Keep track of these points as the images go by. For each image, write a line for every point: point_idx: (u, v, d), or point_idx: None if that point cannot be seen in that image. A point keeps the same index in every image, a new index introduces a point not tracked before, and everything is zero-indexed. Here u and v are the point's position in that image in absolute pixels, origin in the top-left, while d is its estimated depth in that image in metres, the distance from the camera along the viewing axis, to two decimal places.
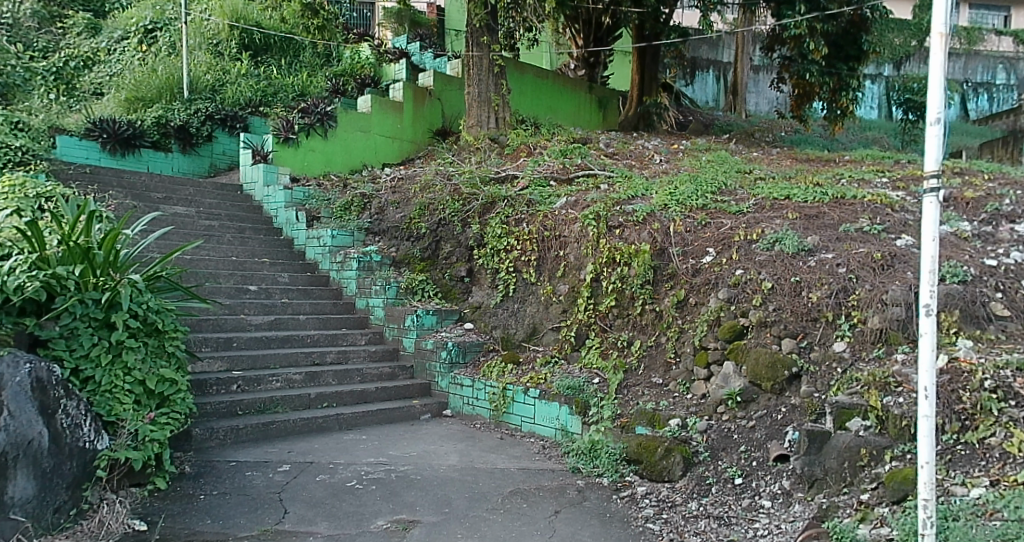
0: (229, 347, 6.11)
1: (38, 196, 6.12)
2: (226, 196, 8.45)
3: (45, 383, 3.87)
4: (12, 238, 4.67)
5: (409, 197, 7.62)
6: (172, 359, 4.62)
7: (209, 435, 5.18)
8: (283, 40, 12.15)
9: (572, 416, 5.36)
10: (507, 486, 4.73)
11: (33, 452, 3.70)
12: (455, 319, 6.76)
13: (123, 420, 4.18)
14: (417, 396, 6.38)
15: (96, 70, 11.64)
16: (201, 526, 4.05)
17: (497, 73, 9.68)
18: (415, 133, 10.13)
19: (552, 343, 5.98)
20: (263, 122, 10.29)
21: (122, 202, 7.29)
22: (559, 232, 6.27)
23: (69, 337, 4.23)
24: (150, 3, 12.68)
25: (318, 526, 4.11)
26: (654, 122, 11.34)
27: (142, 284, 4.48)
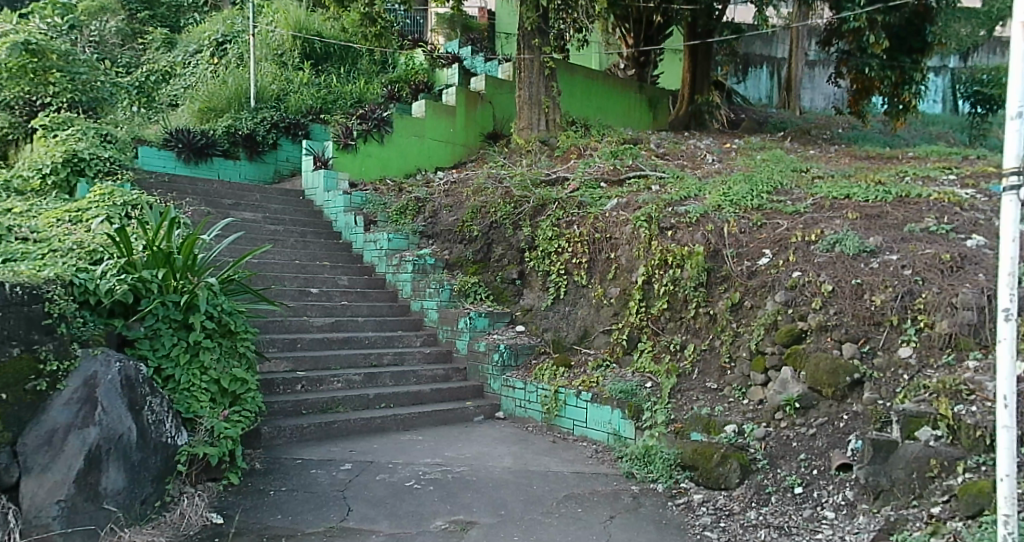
0: (294, 348, 6.20)
1: (126, 204, 6.33)
2: (291, 201, 8.59)
3: (134, 381, 4.04)
4: (100, 245, 4.90)
5: (462, 200, 7.63)
6: (243, 359, 4.71)
7: (276, 433, 5.27)
8: (342, 48, 12.33)
9: (624, 420, 5.30)
10: (562, 490, 4.69)
11: (123, 446, 3.86)
12: (506, 322, 6.75)
13: (201, 417, 4.31)
14: (470, 397, 6.39)
15: (172, 83, 11.98)
16: (273, 520, 4.15)
17: (548, 75, 9.60)
18: (467, 137, 10.19)
19: (604, 346, 5.92)
20: (324, 130, 10.48)
21: (197, 208, 7.47)
22: (610, 234, 6.17)
23: (153, 337, 4.39)
24: (223, 18, 13.06)
25: (379, 524, 4.16)
26: (704, 121, 11.21)
27: (217, 287, 4.61)
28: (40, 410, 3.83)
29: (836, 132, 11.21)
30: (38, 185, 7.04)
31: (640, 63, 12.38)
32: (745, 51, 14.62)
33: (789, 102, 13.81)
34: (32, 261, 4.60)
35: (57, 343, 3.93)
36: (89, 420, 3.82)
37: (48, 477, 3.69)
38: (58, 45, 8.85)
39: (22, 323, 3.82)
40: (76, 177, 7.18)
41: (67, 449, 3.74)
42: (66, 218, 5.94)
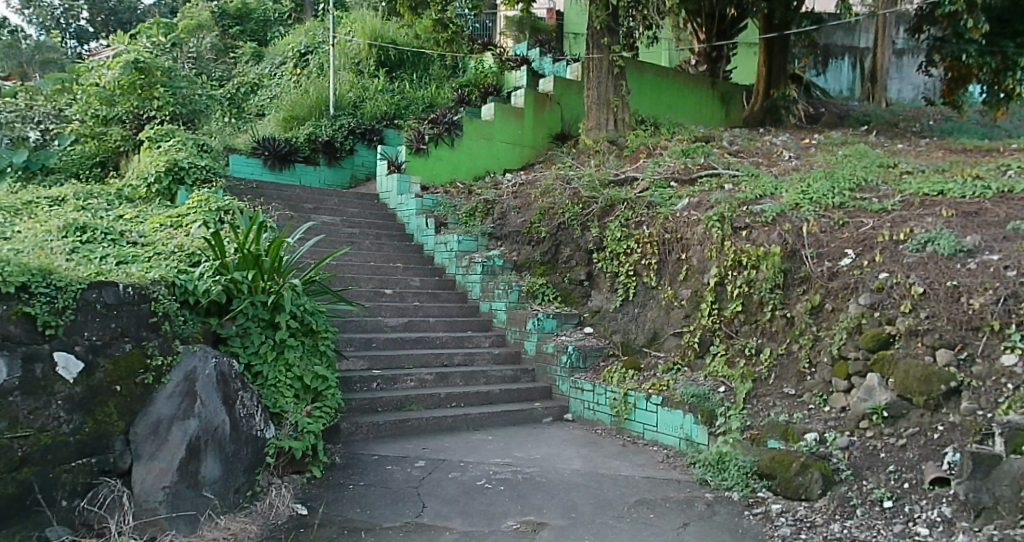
0: (369, 347, 6.30)
1: (220, 210, 6.51)
2: (367, 205, 8.71)
3: (228, 376, 4.24)
4: (198, 249, 5.13)
5: (530, 202, 7.59)
6: (324, 357, 4.94)
7: (354, 429, 5.37)
8: (415, 54, 12.47)
9: (697, 426, 5.17)
10: (632, 495, 4.60)
11: (218, 437, 4.07)
12: (574, 324, 6.65)
13: (286, 412, 4.53)
14: (539, 399, 6.33)
15: (260, 94, 12.33)
16: (352, 513, 4.28)
17: (616, 74, 9.44)
18: (535, 139, 10.22)
19: (675, 349, 5.77)
20: (398, 135, 10.47)
21: (282, 212, 7.66)
22: (681, 234, 6.01)
23: (244, 335, 4.59)
24: (306, 29, 13.44)
25: (452, 521, 4.23)
26: (781, 116, 10.79)
27: (300, 288, 4.85)
28: (147, 402, 4.03)
29: (928, 124, 10.66)
30: (144, 193, 7.33)
31: (712, 59, 12.01)
32: (824, 40, 14.13)
33: (874, 94, 13.16)
34: (138, 264, 4.85)
35: (162, 340, 4.12)
36: (189, 412, 4.03)
37: (155, 465, 3.92)
38: (162, 61, 9.12)
39: (133, 320, 4.05)
40: (177, 185, 7.44)
41: (171, 439, 3.96)
42: (168, 223, 6.19)
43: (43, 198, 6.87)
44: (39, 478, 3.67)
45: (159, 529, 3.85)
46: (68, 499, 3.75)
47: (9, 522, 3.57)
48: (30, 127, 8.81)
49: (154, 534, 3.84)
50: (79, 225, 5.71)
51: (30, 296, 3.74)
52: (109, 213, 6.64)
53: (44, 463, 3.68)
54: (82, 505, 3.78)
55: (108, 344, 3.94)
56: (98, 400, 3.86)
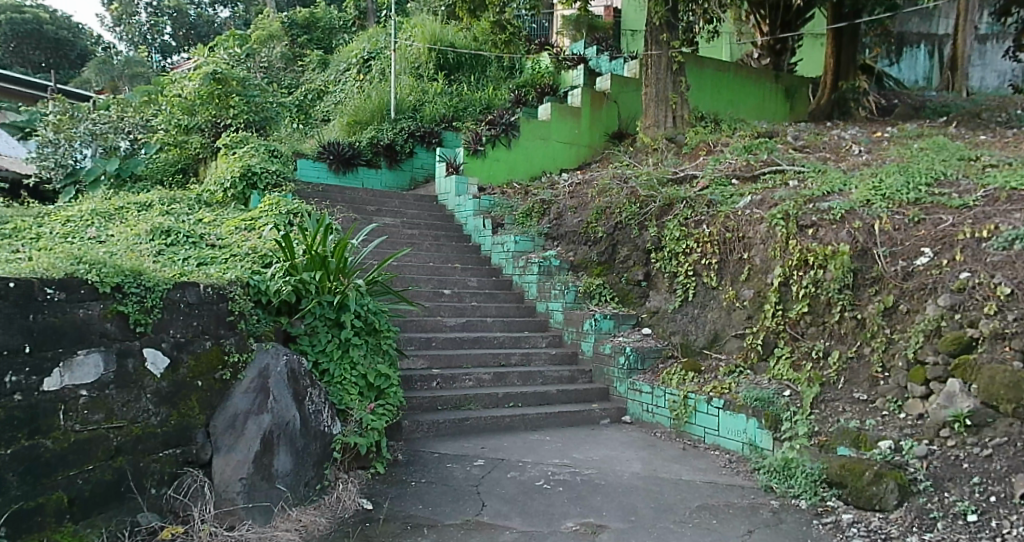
0: (429, 346, 6.32)
1: (290, 213, 6.58)
2: (425, 207, 8.73)
3: (298, 373, 4.32)
4: (270, 250, 5.22)
5: (587, 201, 7.49)
6: (386, 356, 4.97)
7: (415, 426, 5.41)
8: (473, 57, 12.45)
9: (761, 431, 5.01)
10: (694, 500, 4.49)
11: (291, 432, 4.14)
12: (633, 324, 6.53)
13: (351, 408, 4.59)
14: (596, 400, 6.23)
15: (325, 100, 12.51)
16: (415, 509, 4.31)
17: (677, 70, 9.26)
18: (592, 138, 10.12)
19: (736, 351, 5.61)
20: (456, 138, 10.49)
21: (345, 215, 7.76)
22: (743, 233, 5.83)
23: (312, 334, 4.67)
24: (369, 36, 13.61)
25: (512, 521, 4.21)
26: (849, 109, 10.42)
27: (364, 287, 4.86)
28: (226, 397, 4.17)
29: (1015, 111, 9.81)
30: (221, 197, 7.56)
31: (776, 51, 11.75)
32: (898, 29, 13.51)
33: (954, 82, 12.30)
34: (216, 265, 5.02)
35: (238, 338, 4.26)
36: (264, 407, 4.10)
37: (232, 457, 4.01)
38: (238, 71, 9.34)
39: (212, 318, 4.16)
40: (250, 190, 7.57)
41: (246, 433, 4.04)
42: (242, 226, 6.32)
43: (133, 204, 7.29)
44: (130, 466, 3.79)
45: (237, 518, 3.92)
46: (155, 487, 3.87)
47: (106, 508, 3.70)
48: (120, 137, 9.30)
49: (232, 523, 3.91)
50: (164, 229, 6.01)
51: (124, 296, 3.83)
52: (190, 216, 6.88)
53: (135, 452, 3.81)
54: (168, 494, 3.91)
55: (191, 340, 4.06)
56: (181, 394, 4.00)
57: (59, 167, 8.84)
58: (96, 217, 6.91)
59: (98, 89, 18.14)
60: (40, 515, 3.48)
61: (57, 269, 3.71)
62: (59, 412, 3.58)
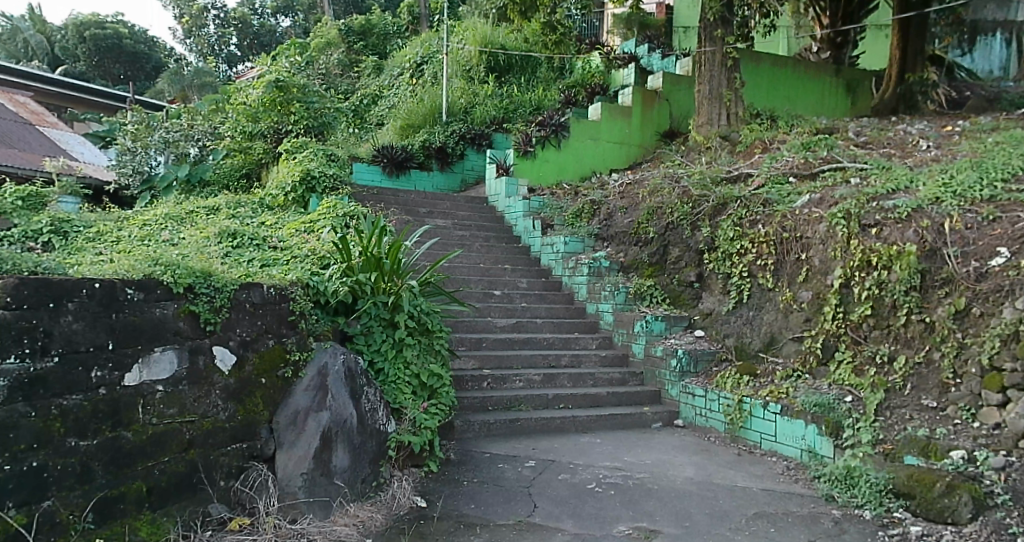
0: (480, 347, 6.29)
1: (346, 216, 6.59)
2: (476, 209, 8.71)
3: (354, 372, 4.34)
4: (327, 252, 5.24)
5: (638, 201, 7.34)
6: (439, 356, 4.96)
7: (467, 426, 5.38)
8: (523, 58, 12.39)
9: (821, 437, 4.84)
10: (751, 507, 4.35)
11: (348, 429, 4.15)
12: (684, 327, 6.38)
13: (405, 407, 4.59)
14: (647, 403, 6.10)
15: (380, 104, 12.61)
16: (467, 509, 4.28)
17: (731, 67, 9.02)
18: (643, 137, 9.94)
19: (794, 355, 5.43)
20: (506, 139, 10.50)
21: (399, 216, 7.80)
22: (801, 233, 5.63)
23: (368, 334, 4.68)
24: (422, 40, 13.69)
25: (564, 523, 4.14)
26: (917, 102, 9.96)
27: (417, 288, 4.86)
28: (287, 394, 4.20)
29: None
30: (282, 201, 7.63)
31: (836, 45, 11.34)
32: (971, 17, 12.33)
33: None
34: (280, 266, 5.11)
35: (299, 337, 4.30)
36: (323, 404, 4.13)
37: (294, 453, 4.03)
38: (299, 79, 9.49)
39: (275, 318, 4.22)
40: (309, 194, 7.64)
41: (307, 429, 4.06)
42: (302, 229, 6.39)
43: (203, 208, 7.48)
44: (202, 459, 3.81)
45: (299, 512, 3.94)
46: (225, 480, 3.89)
47: (180, 497, 3.72)
48: (190, 143, 9.51)
49: (295, 517, 3.92)
50: (230, 231, 6.13)
51: (195, 296, 3.87)
52: (255, 219, 7.02)
53: (206, 445, 3.84)
54: (236, 486, 3.93)
55: (256, 339, 4.10)
56: (247, 391, 4.03)
57: (137, 174, 9.34)
58: (170, 220, 7.11)
59: (170, 98, 18.77)
60: (122, 503, 3.51)
61: (136, 270, 3.80)
62: (139, 406, 3.61)
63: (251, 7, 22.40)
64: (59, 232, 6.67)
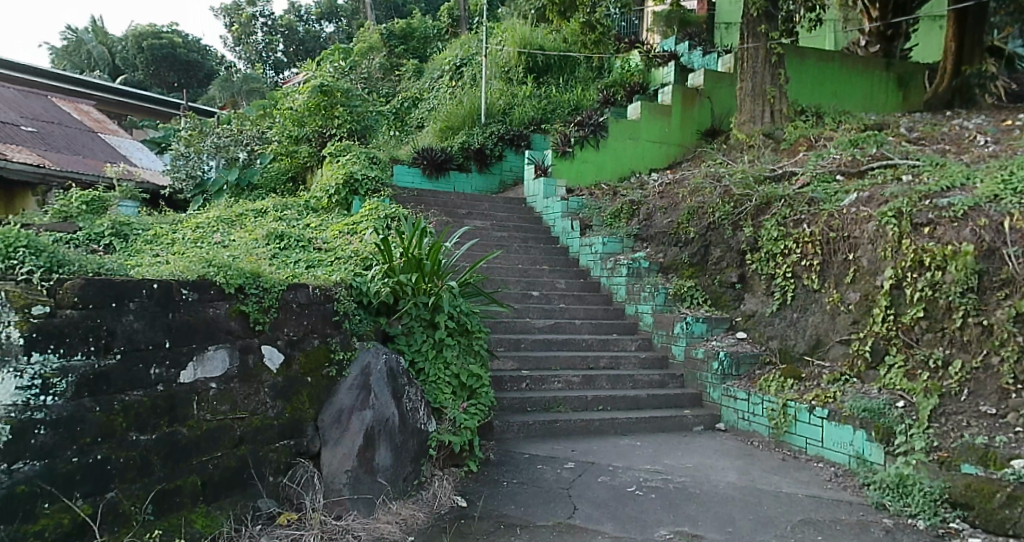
0: (518, 347, 6.24)
1: (387, 218, 6.58)
2: (515, 209, 8.66)
3: (396, 372, 4.30)
4: (370, 253, 5.22)
5: (677, 201, 7.17)
6: (478, 356, 4.91)
7: (506, 427, 5.32)
8: (561, 58, 12.30)
9: (870, 443, 4.70)
10: (796, 514, 4.24)
11: (390, 428, 4.11)
12: (726, 328, 6.24)
13: (445, 407, 4.55)
14: (688, 405, 5.99)
15: (420, 107, 12.64)
16: (507, 509, 4.22)
17: (775, 63, 8.82)
18: (683, 136, 9.78)
19: (841, 358, 5.28)
20: (544, 139, 10.41)
21: (438, 218, 7.80)
22: (848, 232, 5.43)
23: (409, 334, 4.65)
24: (462, 42, 13.68)
25: (604, 525, 4.07)
26: (975, 96, 9.60)
27: (457, 289, 4.82)
28: (331, 393, 4.19)
29: None
30: (326, 203, 7.68)
31: (887, 37, 11.12)
32: None
33: None
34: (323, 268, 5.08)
35: (343, 336, 4.29)
36: (366, 403, 4.11)
37: (339, 450, 4.03)
38: (341, 84, 9.52)
39: (320, 318, 4.22)
40: (352, 196, 7.68)
41: (350, 427, 4.06)
42: (345, 230, 6.41)
43: (250, 210, 7.55)
44: (252, 455, 3.83)
45: (344, 508, 3.95)
46: (274, 475, 3.90)
47: (233, 492, 3.75)
48: (240, 148, 9.64)
49: (340, 513, 3.94)
50: (278, 233, 6.19)
51: (245, 296, 3.89)
52: (299, 221, 7.07)
53: (256, 441, 3.85)
54: (284, 482, 3.93)
55: (302, 339, 4.11)
56: (294, 389, 4.03)
57: (190, 178, 9.48)
58: (221, 223, 7.20)
59: (221, 105, 19.16)
60: (179, 496, 3.55)
61: (190, 271, 3.82)
62: (193, 402, 3.64)
63: (296, 13, 22.71)
64: (120, 234, 6.85)
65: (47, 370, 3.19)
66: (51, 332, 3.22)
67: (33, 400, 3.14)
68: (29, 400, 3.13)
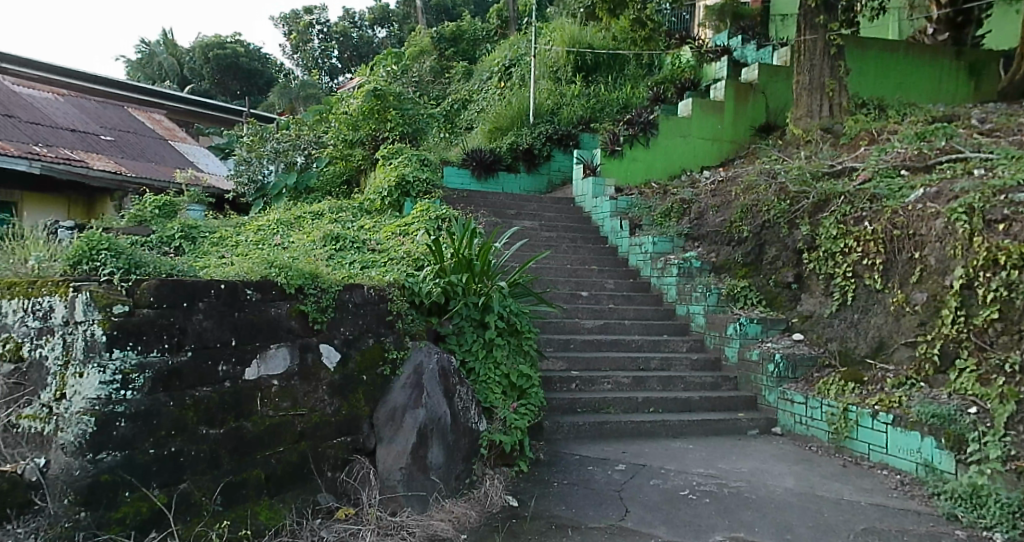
0: (567, 348, 6.12)
1: (438, 219, 6.53)
2: (563, 210, 8.54)
3: (448, 371, 4.25)
4: (423, 254, 5.18)
5: (730, 199, 6.97)
6: (528, 356, 4.83)
7: (556, 427, 5.22)
8: (611, 56, 12.10)
9: (940, 451, 4.50)
10: (860, 522, 4.05)
11: (443, 427, 4.07)
12: (782, 329, 6.04)
13: (496, 407, 4.48)
14: (743, 409, 5.80)
15: (470, 109, 12.60)
16: (558, 510, 4.11)
17: (834, 55, 8.55)
18: (736, 132, 9.54)
19: (907, 362, 5.04)
20: (593, 139, 10.31)
21: (487, 219, 7.75)
22: (914, 230, 5.18)
23: (460, 334, 4.59)
24: (511, 43, 13.63)
25: (657, 529, 3.94)
26: None
27: (507, 289, 4.78)
28: (385, 391, 4.14)
29: None
30: (379, 205, 7.65)
31: (958, 25, 10.68)
32: None
33: None
34: (377, 269, 5.08)
35: (396, 336, 4.23)
36: (418, 402, 4.06)
37: (393, 447, 3.99)
38: (394, 87, 9.46)
39: (375, 317, 4.17)
40: (404, 198, 7.67)
41: (404, 425, 4.01)
42: (397, 231, 6.40)
43: (308, 212, 7.58)
44: (311, 450, 3.79)
45: (399, 504, 3.91)
46: (332, 470, 3.86)
47: (294, 486, 3.71)
48: (298, 152, 9.66)
49: (395, 509, 3.90)
50: (334, 235, 6.21)
51: (305, 296, 3.85)
52: (354, 223, 7.09)
53: (316, 437, 3.81)
54: (341, 477, 3.90)
55: (358, 338, 4.07)
56: (350, 387, 3.99)
57: (251, 183, 9.69)
58: (281, 225, 7.25)
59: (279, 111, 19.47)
60: (245, 489, 3.52)
61: (254, 271, 3.82)
62: (257, 398, 3.62)
63: (350, 20, 22.99)
64: (189, 237, 6.99)
65: (127, 365, 3.21)
66: (131, 329, 3.24)
67: (115, 394, 3.18)
68: (111, 394, 3.17)
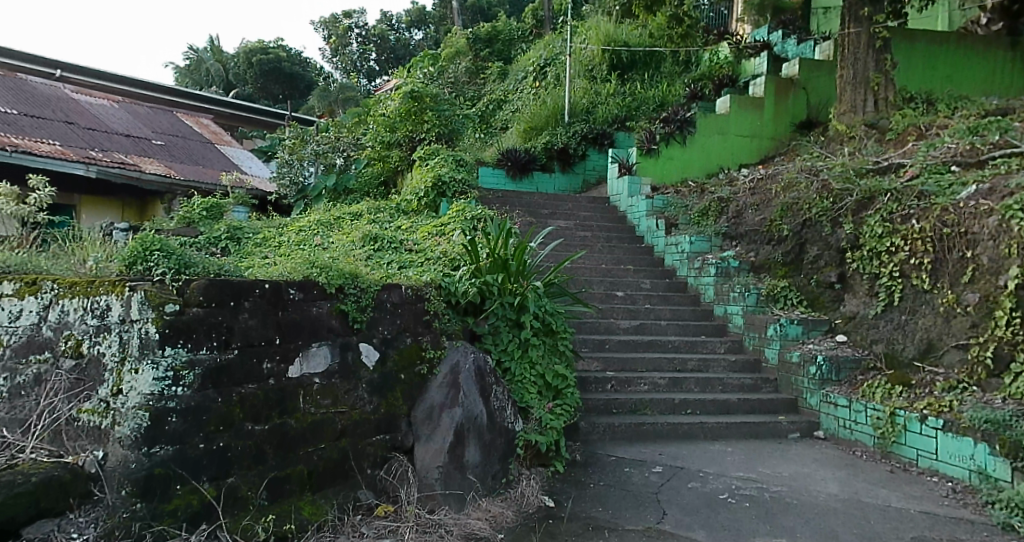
0: (603, 348, 6.03)
1: (474, 219, 6.47)
2: (598, 209, 8.42)
3: (484, 370, 4.18)
4: (459, 254, 5.12)
5: (770, 197, 6.80)
6: (563, 356, 4.74)
7: (592, 428, 5.12)
8: (647, 53, 11.94)
9: (993, 457, 4.30)
10: (908, 530, 3.89)
11: (479, 426, 4.01)
12: (824, 331, 5.86)
13: (531, 407, 4.41)
14: (783, 411, 5.65)
15: (505, 109, 12.54)
16: (596, 511, 4.03)
17: (879, 48, 8.30)
18: (776, 129, 9.33)
19: (958, 365, 4.84)
20: (628, 138, 10.21)
21: (522, 218, 7.68)
22: (965, 228, 4.97)
23: (495, 334, 4.52)
24: (546, 42, 13.55)
25: (696, 533, 3.83)
26: None
27: (542, 289, 4.69)
28: (422, 390, 4.09)
29: None
30: (416, 205, 7.64)
31: None
32: None
33: None
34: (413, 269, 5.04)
35: (433, 336, 4.19)
36: (455, 401, 3.99)
37: (430, 445, 3.94)
38: (431, 89, 9.40)
39: (412, 318, 4.12)
40: (440, 198, 7.62)
41: (441, 424, 3.96)
42: (432, 232, 6.35)
43: (347, 213, 7.59)
44: (352, 447, 3.75)
45: (437, 503, 3.85)
46: (371, 467, 3.82)
47: (335, 482, 3.68)
48: (337, 154, 9.82)
49: (433, 507, 3.84)
50: (372, 235, 6.20)
51: (345, 296, 3.82)
52: (391, 224, 7.08)
53: (355, 434, 3.78)
54: (381, 475, 3.86)
55: (395, 337, 4.02)
56: (388, 386, 3.94)
57: (293, 184, 9.76)
58: (321, 226, 7.28)
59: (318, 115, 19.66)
60: (290, 484, 3.50)
61: (297, 271, 3.80)
62: (299, 396, 3.59)
63: (388, 23, 23.12)
64: (235, 238, 7.07)
65: (178, 362, 3.20)
66: (181, 327, 3.23)
67: (167, 390, 3.17)
68: (164, 390, 3.16)
